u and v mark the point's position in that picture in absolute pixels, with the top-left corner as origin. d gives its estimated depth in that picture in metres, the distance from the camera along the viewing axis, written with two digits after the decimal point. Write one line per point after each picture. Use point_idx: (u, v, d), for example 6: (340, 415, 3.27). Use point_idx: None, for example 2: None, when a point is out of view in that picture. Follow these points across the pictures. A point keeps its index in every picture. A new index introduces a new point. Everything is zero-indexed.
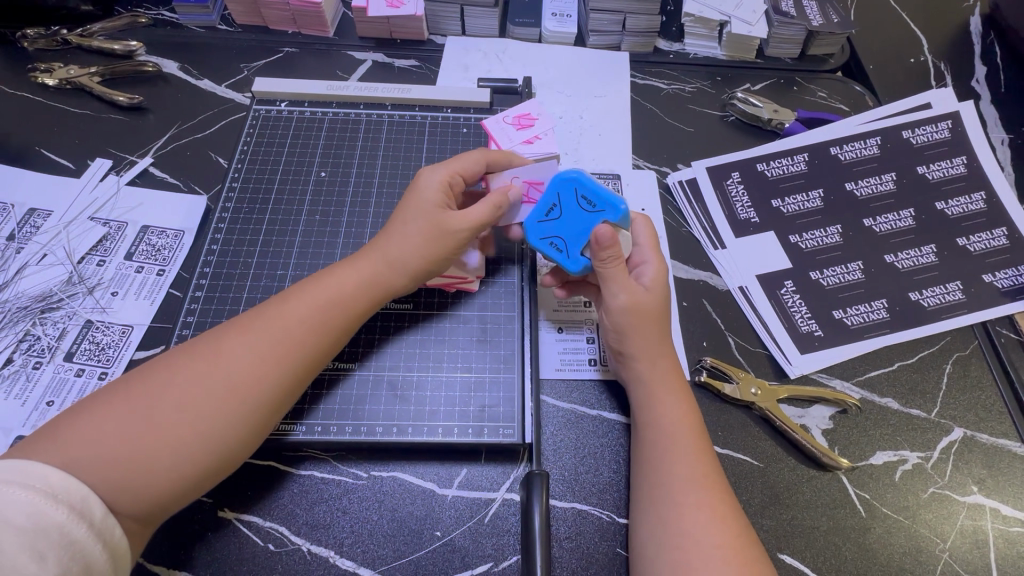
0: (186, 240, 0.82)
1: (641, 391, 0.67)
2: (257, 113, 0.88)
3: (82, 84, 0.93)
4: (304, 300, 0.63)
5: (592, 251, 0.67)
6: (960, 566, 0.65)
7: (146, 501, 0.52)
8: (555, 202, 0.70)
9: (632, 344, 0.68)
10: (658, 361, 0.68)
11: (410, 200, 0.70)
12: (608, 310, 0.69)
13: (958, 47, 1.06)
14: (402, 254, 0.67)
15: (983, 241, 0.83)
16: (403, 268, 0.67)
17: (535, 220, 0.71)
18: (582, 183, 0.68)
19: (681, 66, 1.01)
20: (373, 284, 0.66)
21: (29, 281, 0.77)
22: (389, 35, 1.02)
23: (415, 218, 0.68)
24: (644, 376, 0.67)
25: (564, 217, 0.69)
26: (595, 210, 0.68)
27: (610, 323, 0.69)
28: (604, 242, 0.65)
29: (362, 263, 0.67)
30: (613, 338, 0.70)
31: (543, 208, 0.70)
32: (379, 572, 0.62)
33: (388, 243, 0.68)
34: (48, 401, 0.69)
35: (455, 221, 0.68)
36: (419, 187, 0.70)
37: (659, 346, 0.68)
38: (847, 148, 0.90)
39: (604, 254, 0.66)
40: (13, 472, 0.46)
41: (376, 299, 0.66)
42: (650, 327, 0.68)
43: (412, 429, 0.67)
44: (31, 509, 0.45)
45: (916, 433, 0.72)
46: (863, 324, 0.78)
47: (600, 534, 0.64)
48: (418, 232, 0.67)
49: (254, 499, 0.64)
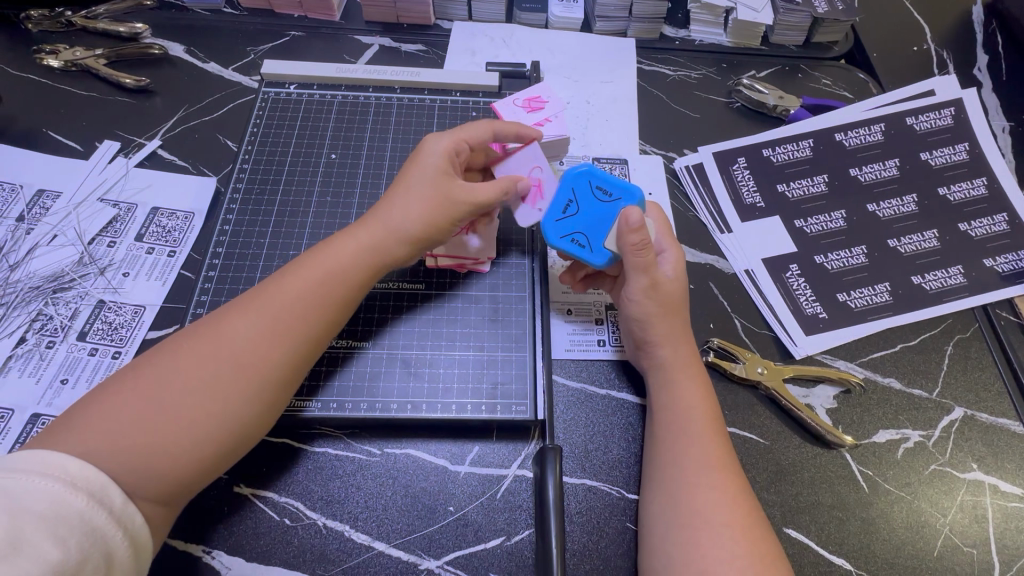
0: (196, 222, 0.82)
1: (660, 376, 0.68)
2: (267, 95, 0.88)
3: (88, 66, 0.92)
4: (301, 275, 0.63)
5: (621, 236, 0.66)
6: (960, 540, 0.66)
7: (167, 483, 0.53)
8: (572, 198, 0.71)
9: (655, 331, 0.68)
10: (677, 346, 0.68)
11: (413, 166, 0.70)
12: (632, 297, 0.69)
13: (960, 36, 1.07)
14: (404, 223, 0.67)
15: (984, 226, 0.85)
16: (407, 234, 0.67)
17: (553, 221, 0.71)
18: (594, 176, 0.71)
19: (688, 53, 1.02)
20: (378, 255, 0.67)
21: (39, 262, 0.77)
22: (396, 20, 1.02)
23: (420, 186, 0.68)
24: (663, 361, 0.68)
25: (583, 211, 0.70)
26: (612, 200, 0.70)
27: (634, 311, 0.69)
28: (634, 223, 0.65)
29: (361, 233, 0.67)
30: (631, 320, 0.70)
31: (559, 207, 0.71)
32: (393, 545, 0.63)
33: (391, 209, 0.68)
34: (62, 379, 0.69)
35: (461, 193, 0.68)
36: (425, 153, 0.70)
37: (679, 331, 0.69)
38: (851, 135, 0.91)
39: (631, 238, 0.66)
40: (33, 463, 0.46)
41: (377, 267, 0.67)
42: (673, 314, 0.69)
43: (426, 405, 0.68)
44: (52, 498, 0.45)
45: (918, 412, 0.74)
46: (867, 306, 0.79)
47: (610, 509, 0.66)
48: (423, 200, 0.67)
49: (268, 475, 0.65)
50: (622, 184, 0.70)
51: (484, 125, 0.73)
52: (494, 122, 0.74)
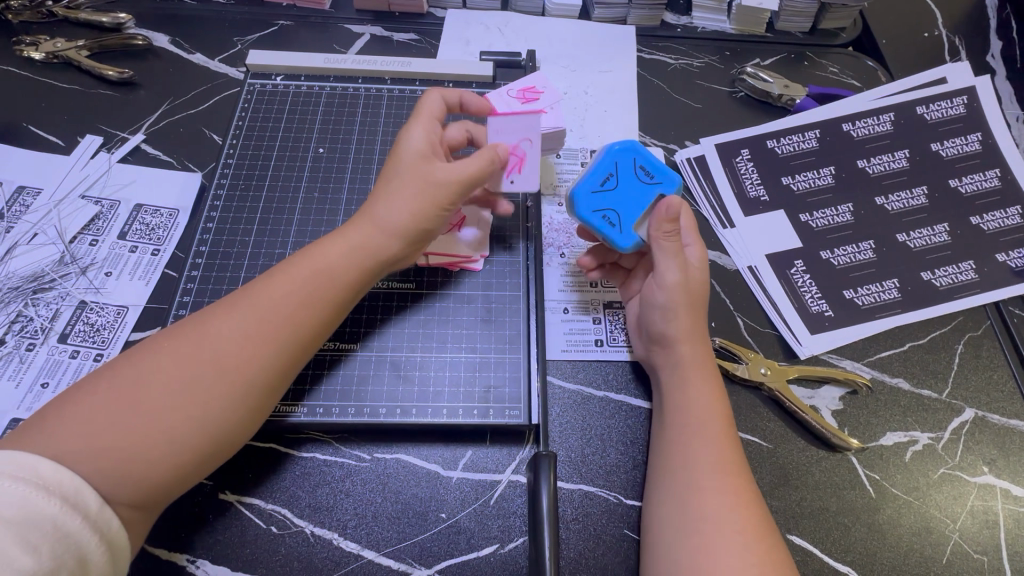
0: (180, 219, 0.79)
1: (675, 374, 0.65)
2: (253, 87, 0.86)
3: (69, 58, 0.89)
4: (291, 275, 0.60)
5: (655, 223, 0.66)
6: (970, 547, 0.64)
7: (144, 488, 0.50)
8: (611, 172, 0.68)
9: (678, 324, 0.65)
10: (696, 343, 0.66)
11: (393, 160, 0.67)
12: (661, 284, 0.66)
13: (973, 22, 1.03)
14: (392, 215, 0.64)
15: (997, 219, 0.82)
16: (396, 228, 0.64)
17: (588, 190, 0.67)
18: (637, 154, 0.69)
19: (689, 41, 0.99)
20: (368, 253, 0.63)
21: (19, 261, 0.75)
22: (387, 8, 0.98)
23: (400, 178, 0.65)
24: (680, 358, 0.65)
25: (621, 188, 0.68)
26: (652, 182, 0.69)
27: (660, 299, 0.66)
28: (673, 212, 0.66)
29: (350, 232, 0.64)
30: (657, 317, 0.67)
31: (598, 176, 0.68)
32: (383, 553, 0.61)
33: (376, 206, 0.65)
34: (42, 382, 0.67)
35: (442, 170, 0.65)
36: (402, 146, 0.68)
37: (697, 329, 0.67)
38: (859, 125, 0.88)
39: (666, 228, 0.66)
40: (4, 463, 0.44)
41: (367, 264, 0.63)
42: (694, 309, 0.67)
43: (416, 410, 0.66)
44: (23, 502, 0.43)
45: (927, 414, 0.71)
46: (875, 304, 0.77)
47: (607, 516, 0.63)
48: (406, 189, 0.64)
49: (254, 481, 0.63)
50: (662, 168, 0.70)
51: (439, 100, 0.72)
52: (443, 91, 0.74)
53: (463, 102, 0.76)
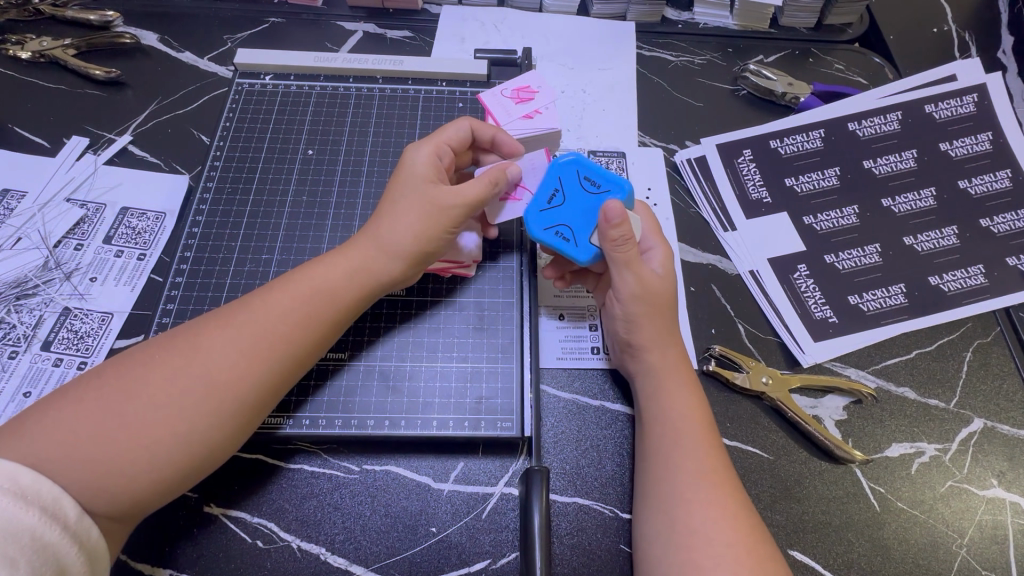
0: (167, 223, 0.78)
1: (650, 382, 0.63)
2: (241, 87, 0.84)
3: (56, 57, 0.87)
4: (288, 290, 0.59)
5: (603, 232, 0.62)
6: (978, 564, 0.62)
7: (126, 501, 0.49)
8: (557, 188, 0.67)
9: (644, 334, 0.64)
10: (669, 352, 0.64)
11: (398, 177, 0.65)
12: (618, 296, 0.64)
13: (983, 17, 1.00)
14: (394, 236, 0.62)
15: (1007, 222, 0.79)
16: (397, 248, 0.62)
17: (536, 210, 0.66)
18: (581, 166, 0.67)
19: (691, 37, 0.96)
20: (366, 271, 0.61)
21: (3, 266, 0.73)
22: (381, 5, 0.96)
23: (405, 198, 0.63)
24: (655, 370, 0.63)
25: (567, 201, 0.66)
26: (600, 191, 0.66)
27: (622, 312, 0.64)
28: (613, 217, 0.61)
29: (350, 250, 0.62)
30: (621, 327, 0.65)
31: (543, 197, 0.67)
32: (372, 569, 0.59)
33: (379, 225, 0.63)
34: (25, 392, 0.65)
35: (448, 195, 0.62)
36: (407, 164, 0.66)
37: (668, 336, 0.65)
38: (865, 124, 0.85)
39: (613, 234, 0.62)
40: None
41: (366, 284, 0.61)
42: (659, 317, 0.64)
43: (405, 422, 0.64)
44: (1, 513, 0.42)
45: (935, 424, 0.69)
46: (880, 310, 0.74)
47: (601, 530, 0.62)
48: (410, 211, 0.62)
49: (240, 494, 0.62)
50: (612, 177, 0.67)
51: (463, 129, 0.68)
52: (473, 122, 0.70)
53: (496, 140, 0.70)
